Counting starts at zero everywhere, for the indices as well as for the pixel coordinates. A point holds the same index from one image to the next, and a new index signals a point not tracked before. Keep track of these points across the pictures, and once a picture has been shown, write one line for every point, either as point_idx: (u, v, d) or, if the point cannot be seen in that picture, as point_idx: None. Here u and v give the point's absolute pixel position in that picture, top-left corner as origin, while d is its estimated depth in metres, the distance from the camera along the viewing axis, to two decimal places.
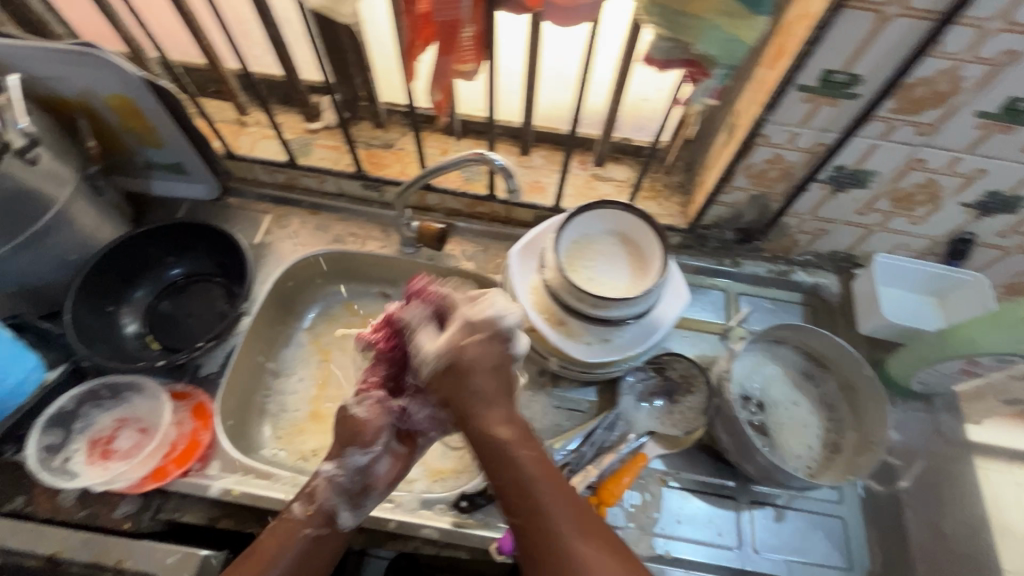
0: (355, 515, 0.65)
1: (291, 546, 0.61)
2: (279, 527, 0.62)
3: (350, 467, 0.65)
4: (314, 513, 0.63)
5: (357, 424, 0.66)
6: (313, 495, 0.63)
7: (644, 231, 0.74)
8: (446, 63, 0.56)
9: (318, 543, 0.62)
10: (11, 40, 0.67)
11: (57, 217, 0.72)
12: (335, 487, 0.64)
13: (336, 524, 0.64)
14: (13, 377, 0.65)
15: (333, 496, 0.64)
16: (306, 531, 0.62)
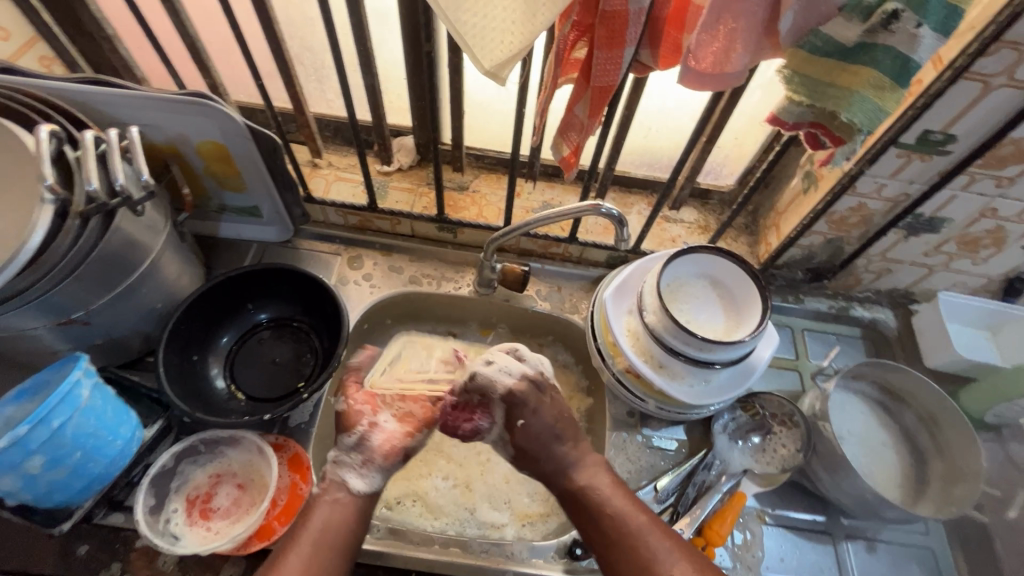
0: (366, 481, 0.65)
1: (317, 517, 0.62)
2: (312, 503, 0.63)
3: (346, 448, 0.67)
4: (328, 487, 0.64)
5: (341, 415, 0.69)
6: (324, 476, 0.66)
7: (737, 273, 0.77)
8: (586, 122, 0.58)
9: (339, 510, 0.63)
10: (117, 89, 0.66)
11: (150, 266, 0.69)
12: (342, 465, 0.66)
13: (351, 489, 0.64)
14: (123, 436, 0.62)
15: (341, 469, 0.65)
16: (328, 500, 0.64)
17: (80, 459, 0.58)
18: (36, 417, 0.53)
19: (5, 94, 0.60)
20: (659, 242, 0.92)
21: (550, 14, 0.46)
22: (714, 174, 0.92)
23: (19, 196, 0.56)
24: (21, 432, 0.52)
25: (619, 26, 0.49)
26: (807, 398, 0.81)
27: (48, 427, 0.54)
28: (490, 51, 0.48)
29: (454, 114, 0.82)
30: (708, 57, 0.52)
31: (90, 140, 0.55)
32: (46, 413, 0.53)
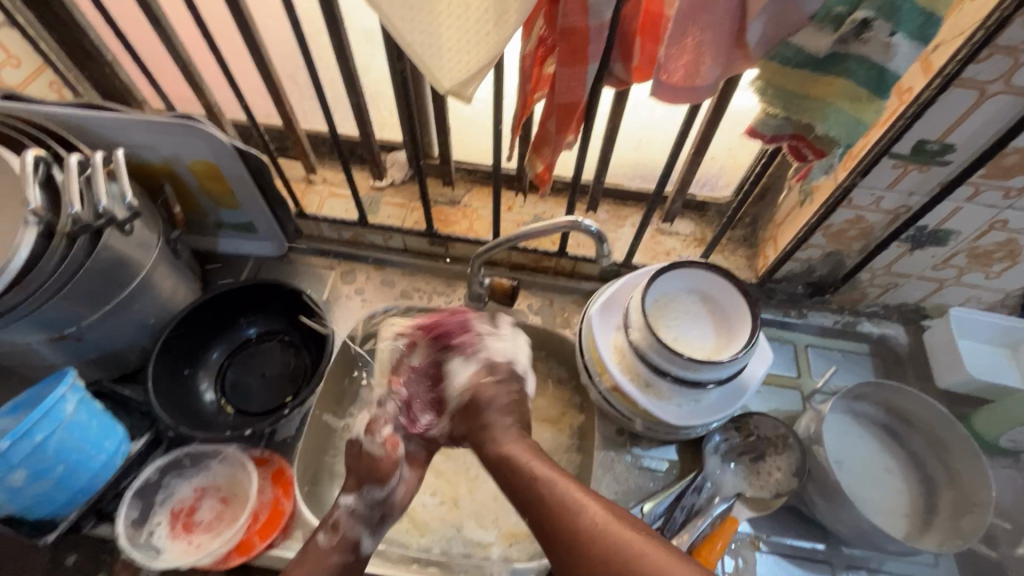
0: (376, 542, 0.64)
1: (322, 574, 0.60)
2: (309, 557, 0.60)
3: (368, 500, 0.65)
4: (339, 543, 0.62)
5: (372, 461, 0.67)
6: (336, 526, 0.63)
7: (727, 289, 0.74)
8: (558, 138, 0.57)
9: (343, 571, 0.61)
10: (109, 112, 0.68)
11: (143, 283, 0.71)
12: (357, 518, 0.64)
13: (360, 550, 0.63)
14: (106, 451, 0.64)
15: (357, 526, 0.64)
16: (333, 558, 0.61)
17: (64, 472, 0.61)
18: (19, 431, 0.55)
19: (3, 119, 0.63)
20: (653, 255, 0.90)
21: (505, 32, 0.46)
22: (710, 185, 0.90)
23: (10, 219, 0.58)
24: (5, 447, 0.54)
25: (581, 42, 0.48)
26: (803, 420, 0.78)
27: (31, 440, 0.56)
28: (448, 67, 0.48)
29: (441, 129, 0.82)
30: (679, 70, 0.50)
31: (76, 165, 0.58)
32: (29, 428, 0.55)
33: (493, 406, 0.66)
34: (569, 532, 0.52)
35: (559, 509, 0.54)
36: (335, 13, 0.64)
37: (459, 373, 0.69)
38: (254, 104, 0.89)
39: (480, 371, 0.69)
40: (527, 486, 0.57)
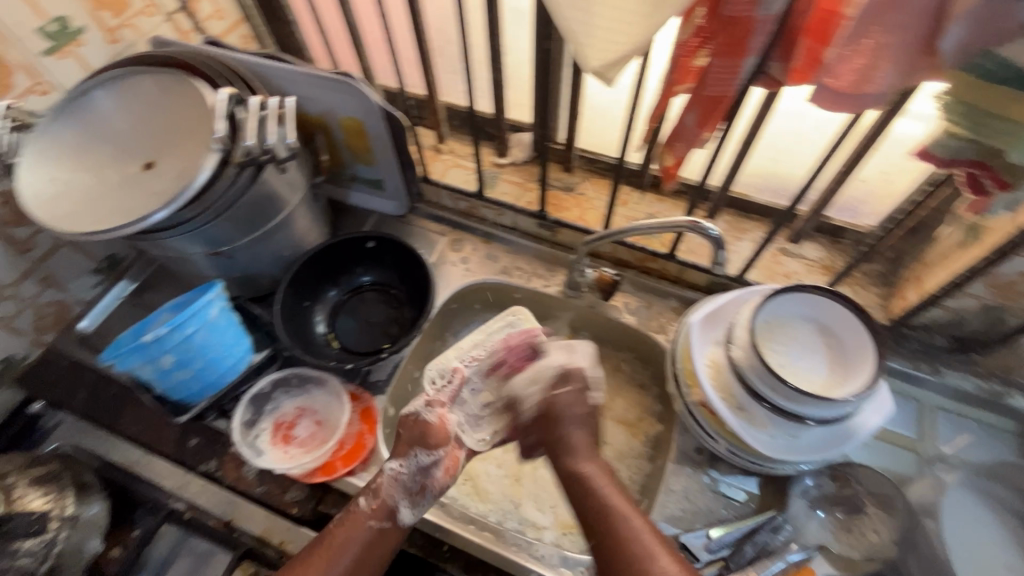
0: (415, 512, 0.65)
1: (357, 538, 0.62)
2: (360, 529, 0.63)
3: (413, 467, 0.66)
4: (378, 507, 0.64)
5: (425, 427, 0.69)
6: (378, 491, 0.65)
7: (851, 323, 0.67)
8: (696, 132, 0.55)
9: (378, 536, 0.63)
10: (286, 65, 0.77)
11: (286, 218, 0.80)
12: (398, 484, 0.65)
13: (397, 519, 0.64)
14: (234, 355, 0.74)
15: (396, 493, 0.65)
16: (370, 522, 0.63)
17: (201, 365, 0.71)
18: (175, 322, 0.64)
19: (203, 59, 0.73)
20: (770, 275, 0.84)
21: (667, 14, 0.45)
22: (850, 211, 0.81)
23: (196, 143, 0.67)
24: (163, 333, 0.64)
25: (741, 34, 0.46)
26: (915, 486, 0.70)
27: (182, 332, 0.66)
28: (597, 49, 0.48)
29: (571, 115, 0.82)
30: (848, 74, 0.46)
31: (254, 106, 0.67)
32: (184, 321, 0.65)
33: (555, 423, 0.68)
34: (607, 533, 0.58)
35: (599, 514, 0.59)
36: None
37: (524, 391, 0.70)
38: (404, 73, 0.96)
39: (554, 383, 0.69)
40: (587, 498, 0.61)
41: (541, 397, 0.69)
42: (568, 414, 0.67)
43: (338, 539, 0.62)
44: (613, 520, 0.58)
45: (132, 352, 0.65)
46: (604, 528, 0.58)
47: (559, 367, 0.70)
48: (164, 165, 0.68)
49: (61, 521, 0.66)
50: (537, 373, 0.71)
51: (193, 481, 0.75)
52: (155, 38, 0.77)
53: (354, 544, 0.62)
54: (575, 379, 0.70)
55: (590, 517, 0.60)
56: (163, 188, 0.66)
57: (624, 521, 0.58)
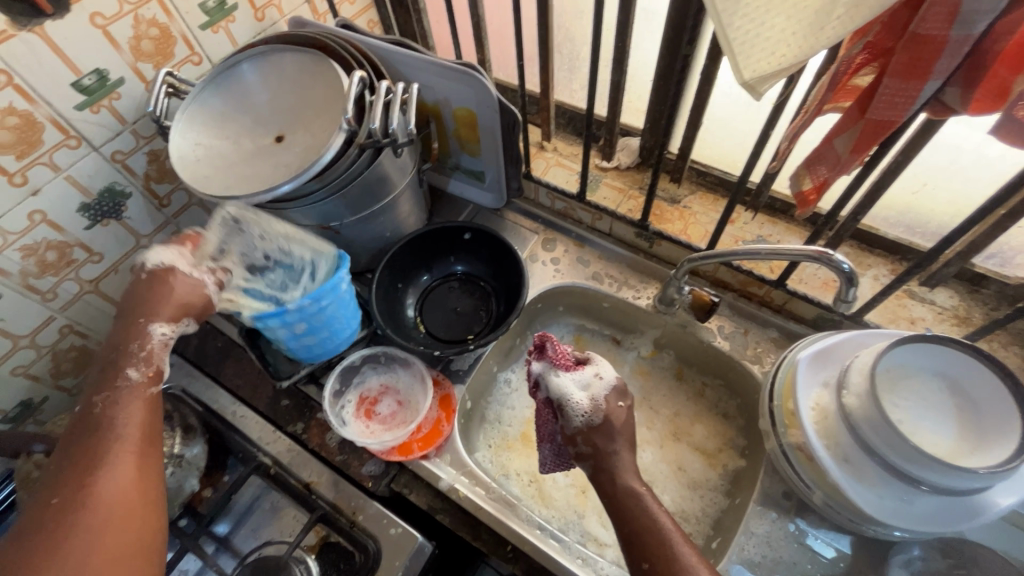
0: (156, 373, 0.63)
1: (116, 406, 0.59)
2: (139, 397, 0.60)
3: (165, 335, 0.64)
4: (150, 372, 0.62)
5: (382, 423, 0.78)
6: (150, 358, 0.62)
7: (992, 387, 0.60)
8: (844, 156, 0.51)
9: (130, 405, 0.59)
10: (412, 52, 0.79)
11: (393, 200, 0.83)
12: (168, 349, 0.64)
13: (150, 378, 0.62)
14: (350, 327, 0.78)
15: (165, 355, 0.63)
16: (149, 391, 0.62)
17: (325, 335, 0.75)
18: (315, 294, 0.68)
19: (340, 41, 0.76)
20: (891, 319, 0.76)
21: (839, 30, 0.42)
22: (1001, 259, 0.72)
23: (325, 122, 0.70)
24: (303, 303, 0.67)
25: (927, 54, 0.41)
26: None
27: (318, 304, 0.69)
28: (756, 60, 0.45)
29: (690, 124, 0.79)
30: None
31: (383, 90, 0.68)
32: (322, 295, 0.68)
33: (594, 454, 0.63)
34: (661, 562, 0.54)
35: (647, 534, 0.56)
36: None
37: (577, 397, 0.65)
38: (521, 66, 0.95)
39: (611, 397, 0.65)
40: (636, 524, 0.57)
41: (595, 407, 0.64)
42: (618, 428, 0.64)
43: (104, 411, 0.58)
44: (671, 559, 0.54)
45: (274, 316, 0.67)
46: (661, 554, 0.54)
47: (609, 376, 0.66)
48: (294, 140, 0.71)
49: (169, 458, 0.72)
50: (585, 379, 0.66)
51: (280, 439, 0.80)
52: (297, 18, 0.82)
53: (96, 396, 0.59)
54: (624, 393, 0.66)
55: (648, 545, 0.55)
56: (292, 162, 0.69)
57: (673, 552, 0.54)
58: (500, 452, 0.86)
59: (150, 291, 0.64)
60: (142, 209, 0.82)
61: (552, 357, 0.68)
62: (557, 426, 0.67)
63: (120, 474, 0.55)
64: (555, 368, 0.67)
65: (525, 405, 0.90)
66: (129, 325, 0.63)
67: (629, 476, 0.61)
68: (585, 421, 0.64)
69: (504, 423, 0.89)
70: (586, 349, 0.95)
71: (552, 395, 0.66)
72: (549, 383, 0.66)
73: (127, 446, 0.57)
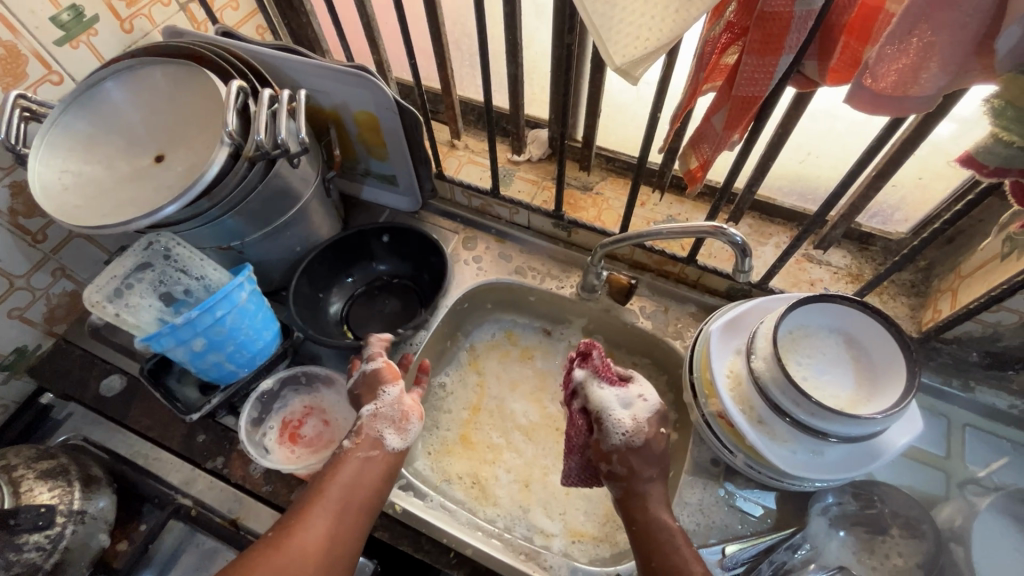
0: (403, 439, 0.68)
1: (347, 472, 0.64)
2: (346, 459, 0.65)
3: (385, 401, 0.68)
4: (362, 440, 0.66)
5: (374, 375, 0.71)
6: (359, 429, 0.67)
7: (881, 337, 0.64)
8: (722, 133, 0.53)
9: (367, 464, 0.65)
10: (299, 57, 0.75)
11: (298, 212, 0.79)
12: (379, 419, 0.67)
13: (386, 446, 0.67)
14: (262, 340, 0.75)
15: (379, 425, 0.67)
16: (358, 454, 0.65)
17: (231, 349, 0.71)
18: (206, 305, 0.64)
19: (217, 51, 0.72)
20: (794, 282, 0.81)
21: (696, 9, 0.43)
22: (881, 216, 0.78)
23: (208, 136, 0.66)
24: (193, 316, 0.64)
25: (778, 30, 0.43)
26: (944, 508, 0.67)
27: (212, 315, 0.66)
28: (622, 45, 0.46)
29: (590, 112, 0.80)
30: (890, 75, 0.43)
31: (267, 98, 0.65)
32: (215, 305, 0.65)
33: (622, 478, 0.64)
34: None
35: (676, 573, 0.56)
36: None
37: (620, 414, 0.65)
38: (422, 65, 0.94)
39: (653, 421, 0.65)
40: (664, 561, 0.57)
41: (636, 427, 0.64)
42: (654, 455, 0.64)
43: (351, 473, 0.64)
44: None
45: (167, 335, 0.64)
46: None
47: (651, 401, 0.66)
48: (175, 159, 0.66)
49: (67, 516, 0.66)
50: (629, 398, 0.66)
51: (200, 477, 0.76)
52: (169, 28, 0.76)
53: (341, 476, 0.63)
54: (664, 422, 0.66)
55: None
56: (173, 182, 0.64)
57: None
58: (439, 458, 0.84)
59: (358, 467, 0.64)
60: (12, 246, 0.74)
61: (597, 366, 0.68)
62: (588, 440, 0.67)
63: (317, 531, 0.58)
64: (598, 378, 0.68)
65: (462, 407, 0.89)
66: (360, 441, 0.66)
67: (657, 509, 0.61)
68: (625, 440, 0.64)
69: (440, 429, 0.87)
70: (518, 343, 0.94)
71: (590, 403, 0.67)
72: (590, 393, 0.67)
73: (352, 511, 0.61)
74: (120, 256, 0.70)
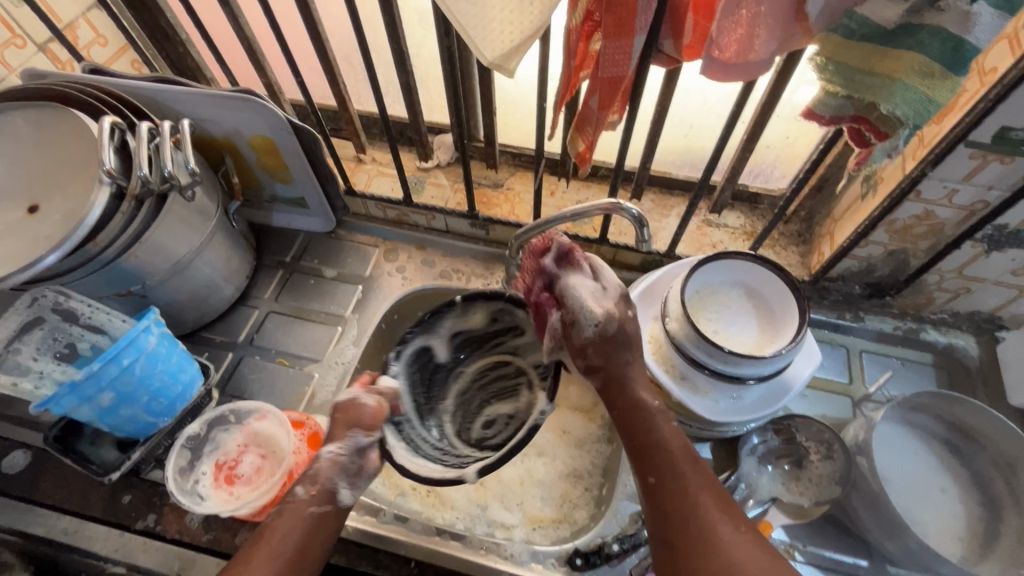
0: (354, 494, 0.63)
1: (300, 525, 0.59)
2: (298, 514, 0.60)
3: (351, 448, 0.63)
4: (318, 493, 0.61)
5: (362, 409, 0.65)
6: (316, 477, 0.62)
7: (775, 283, 0.70)
8: (600, 114, 0.57)
9: (320, 521, 0.61)
10: (179, 86, 0.72)
11: (202, 247, 0.76)
12: (337, 468, 0.62)
13: (337, 501, 0.62)
14: (181, 383, 0.71)
15: (335, 476, 0.62)
16: (311, 509, 0.60)
17: (147, 398, 0.68)
18: (108, 355, 0.61)
19: (86, 91, 0.68)
20: (698, 247, 0.87)
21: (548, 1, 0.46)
22: (763, 176, 0.85)
23: (85, 179, 0.62)
24: (96, 369, 0.60)
25: (627, 14, 0.47)
26: (850, 428, 0.74)
27: (118, 364, 0.62)
28: (490, 42, 0.48)
29: (487, 111, 0.83)
30: (732, 45, 0.48)
31: (146, 132, 0.62)
32: (119, 354, 0.61)
33: None
34: (674, 484, 0.56)
35: (670, 468, 0.57)
36: None
37: None
38: (315, 84, 0.93)
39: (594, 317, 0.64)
40: (651, 445, 0.59)
41: None
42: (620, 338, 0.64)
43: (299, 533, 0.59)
44: (668, 446, 0.59)
45: (67, 394, 0.60)
46: (672, 474, 0.57)
47: (614, 286, 0.66)
48: (51, 207, 0.62)
49: None
50: None
51: (132, 541, 0.70)
52: (26, 71, 0.71)
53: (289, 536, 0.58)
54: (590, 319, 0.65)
55: (666, 472, 0.57)
56: (52, 232, 0.60)
57: (680, 463, 0.58)
58: (391, 473, 0.81)
59: (306, 522, 0.60)
60: None
61: None
62: None
63: None
64: None
65: None
66: (317, 496, 0.61)
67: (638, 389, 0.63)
68: None
69: None
70: None
71: None
72: None
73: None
74: (2, 318, 0.64)
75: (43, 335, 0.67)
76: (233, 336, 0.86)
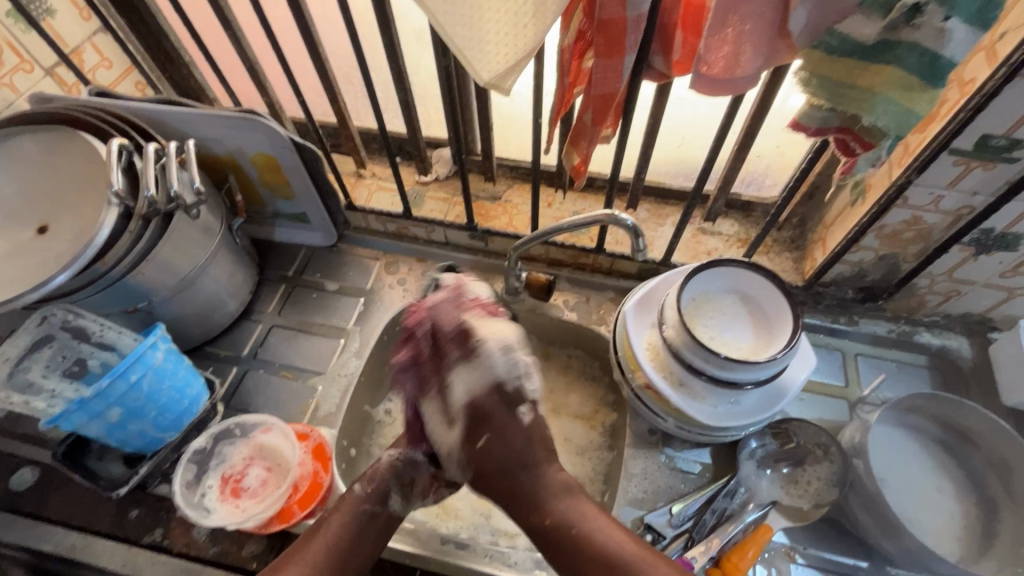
0: (404, 503, 0.70)
1: (352, 521, 0.66)
2: (353, 509, 0.67)
3: (409, 459, 0.71)
4: (372, 490, 0.68)
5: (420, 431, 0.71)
6: (372, 475, 0.69)
7: (769, 289, 0.72)
8: (593, 128, 0.58)
9: (371, 521, 0.67)
10: (184, 108, 0.74)
11: (207, 263, 0.77)
12: (393, 471, 0.70)
13: (388, 506, 0.69)
14: (188, 398, 0.72)
15: (389, 478, 0.69)
16: (365, 507, 0.67)
17: (155, 413, 0.69)
18: (117, 372, 0.62)
19: (94, 113, 0.70)
20: (693, 255, 0.88)
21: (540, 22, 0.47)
22: (755, 184, 0.87)
23: (94, 199, 0.64)
24: (104, 385, 0.62)
25: (618, 33, 0.49)
26: (847, 430, 0.75)
27: (126, 380, 0.64)
28: (485, 64, 0.50)
29: (484, 126, 0.85)
30: (719, 62, 0.49)
31: (152, 153, 0.64)
32: (127, 370, 0.63)
33: None
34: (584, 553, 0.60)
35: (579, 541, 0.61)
36: (388, 14, 0.67)
37: None
38: (315, 102, 0.95)
39: None
40: (553, 528, 0.63)
41: None
42: None
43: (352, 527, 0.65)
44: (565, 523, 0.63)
45: (77, 411, 0.61)
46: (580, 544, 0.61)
47: None
48: (60, 227, 0.64)
49: None
50: None
51: (139, 555, 0.71)
52: (35, 95, 0.73)
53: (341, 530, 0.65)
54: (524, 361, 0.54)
55: (572, 539, 0.62)
56: (62, 252, 0.62)
57: (581, 527, 0.62)
58: None
59: (358, 519, 0.66)
60: None
61: None
62: None
63: None
64: None
65: None
66: (373, 494, 0.68)
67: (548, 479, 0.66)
68: None
69: None
70: None
71: None
72: None
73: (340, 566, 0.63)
74: (13, 335, 0.66)
75: (54, 352, 0.68)
76: (237, 350, 0.88)
